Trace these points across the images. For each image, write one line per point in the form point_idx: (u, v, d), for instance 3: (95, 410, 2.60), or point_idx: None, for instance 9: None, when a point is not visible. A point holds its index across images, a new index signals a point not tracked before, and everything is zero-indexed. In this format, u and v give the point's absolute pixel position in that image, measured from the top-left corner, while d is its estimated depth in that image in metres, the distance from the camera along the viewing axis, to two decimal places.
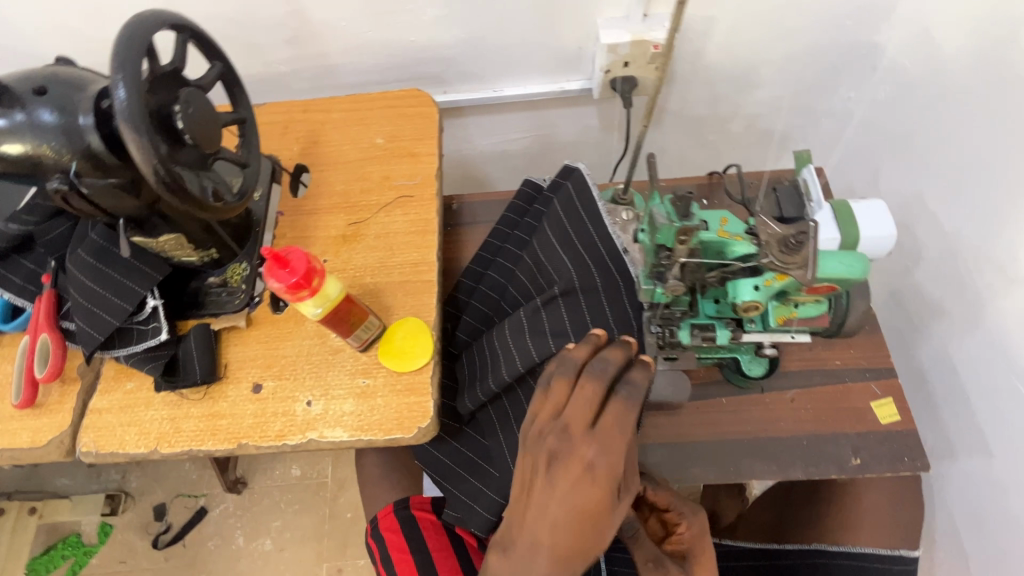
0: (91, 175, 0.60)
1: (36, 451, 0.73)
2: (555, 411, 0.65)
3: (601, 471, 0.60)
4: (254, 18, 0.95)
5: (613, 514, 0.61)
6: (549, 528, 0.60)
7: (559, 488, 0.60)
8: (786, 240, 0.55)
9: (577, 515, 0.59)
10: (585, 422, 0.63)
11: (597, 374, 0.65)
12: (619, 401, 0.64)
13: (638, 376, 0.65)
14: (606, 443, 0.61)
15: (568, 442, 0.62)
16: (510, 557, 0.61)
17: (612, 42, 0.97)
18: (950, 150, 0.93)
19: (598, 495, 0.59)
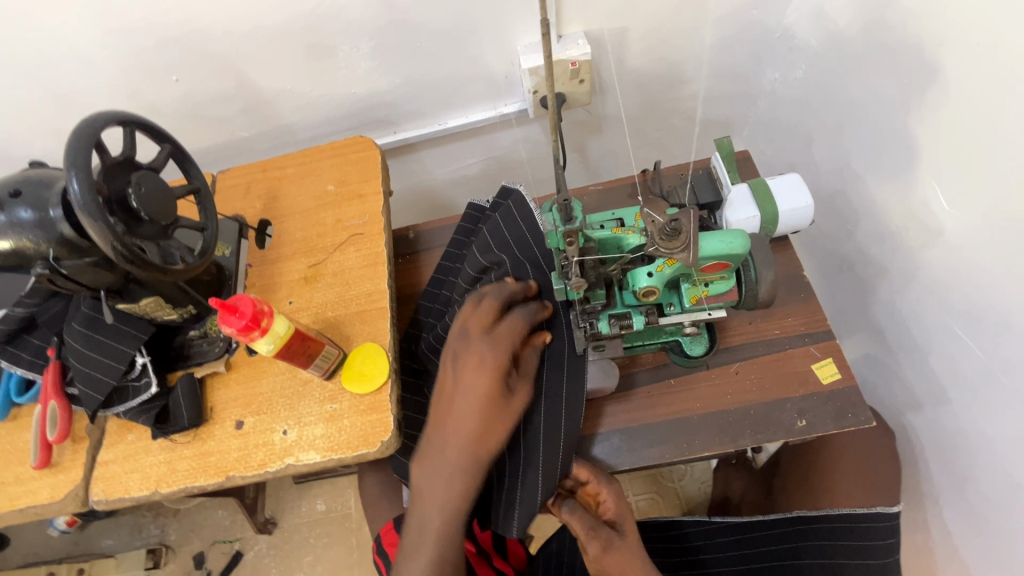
0: (67, 258, 0.70)
1: (56, 504, 0.82)
2: (470, 327, 0.74)
3: (491, 360, 0.71)
4: (209, 95, 1.05)
5: (506, 406, 0.72)
6: (457, 422, 0.70)
7: (461, 380, 0.71)
8: (665, 228, 0.61)
9: (478, 401, 0.69)
10: (482, 326, 0.74)
11: (494, 296, 0.78)
12: (513, 319, 0.76)
13: (528, 308, 0.78)
14: (498, 341, 0.73)
15: (466, 339, 0.73)
16: (427, 469, 0.70)
17: (532, 66, 1.04)
18: (861, 118, 0.96)
19: (490, 382, 0.70)
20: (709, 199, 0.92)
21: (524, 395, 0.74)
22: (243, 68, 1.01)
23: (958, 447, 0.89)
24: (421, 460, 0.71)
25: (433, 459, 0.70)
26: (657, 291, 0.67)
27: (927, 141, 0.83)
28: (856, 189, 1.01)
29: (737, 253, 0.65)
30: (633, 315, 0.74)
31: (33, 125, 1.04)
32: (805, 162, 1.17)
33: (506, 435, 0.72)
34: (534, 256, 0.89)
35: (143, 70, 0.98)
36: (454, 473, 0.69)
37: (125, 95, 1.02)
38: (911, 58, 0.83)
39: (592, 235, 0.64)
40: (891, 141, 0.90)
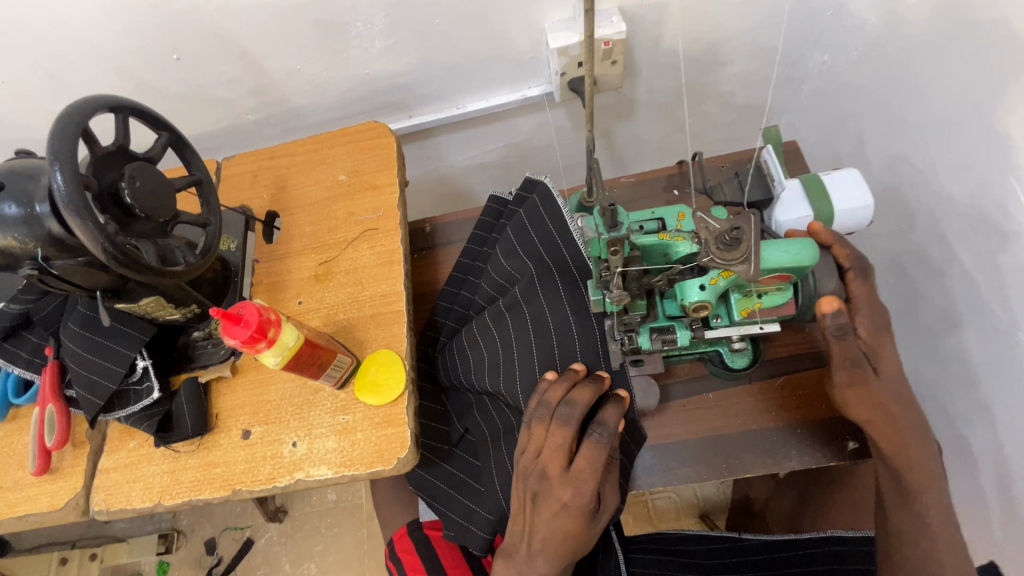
0: (57, 258, 0.64)
1: (56, 513, 0.78)
2: (546, 466, 0.69)
3: (576, 507, 0.68)
4: (212, 75, 0.98)
5: (591, 529, 0.70)
6: (542, 545, 0.69)
7: (541, 520, 0.69)
8: (722, 237, 0.55)
9: (558, 539, 0.68)
10: (558, 466, 0.68)
11: (563, 420, 0.69)
12: (591, 444, 0.68)
13: (610, 417, 0.69)
14: (579, 485, 0.68)
15: (546, 484, 0.69)
16: (515, 561, 0.71)
17: (561, 45, 0.95)
18: (927, 107, 0.87)
19: (575, 526, 0.68)
20: (759, 198, 0.84)
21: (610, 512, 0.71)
22: (248, 46, 0.94)
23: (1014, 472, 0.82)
24: (508, 557, 0.73)
25: (522, 551, 0.71)
26: (710, 305, 0.62)
27: (1007, 136, 0.74)
28: (916, 186, 0.92)
29: (800, 266, 0.61)
30: (674, 329, 0.72)
31: (26, 105, 0.97)
32: (854, 154, 1.08)
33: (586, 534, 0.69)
34: (562, 257, 0.81)
35: (141, 48, 0.91)
36: (535, 558, 0.69)
37: (123, 75, 0.95)
38: (996, 40, 0.73)
39: (636, 241, 0.60)
40: (962, 134, 0.81)
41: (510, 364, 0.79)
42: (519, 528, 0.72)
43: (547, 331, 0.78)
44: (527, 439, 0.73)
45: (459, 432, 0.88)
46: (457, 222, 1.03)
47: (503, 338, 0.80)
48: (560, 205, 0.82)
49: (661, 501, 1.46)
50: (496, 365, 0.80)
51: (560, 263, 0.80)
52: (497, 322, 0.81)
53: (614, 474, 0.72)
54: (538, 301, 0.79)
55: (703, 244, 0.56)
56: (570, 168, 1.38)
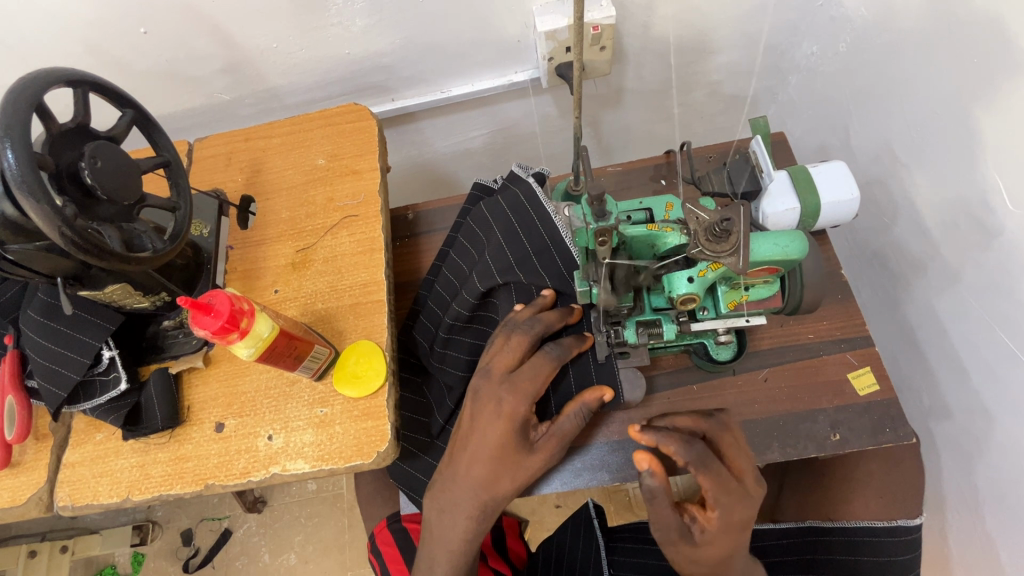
0: (15, 242, 0.60)
1: (17, 509, 0.74)
2: (495, 368, 0.72)
3: (506, 407, 0.68)
4: (182, 51, 0.93)
5: (521, 454, 0.69)
6: (468, 461, 0.69)
7: (478, 423, 0.70)
8: (712, 229, 0.54)
9: (484, 449, 0.69)
10: (506, 367, 0.71)
11: (524, 331, 0.73)
12: (540, 354, 0.72)
13: (567, 340, 0.73)
14: (516, 387, 0.69)
15: (488, 381, 0.71)
16: (438, 497, 0.72)
17: (549, 29, 0.92)
18: (913, 98, 0.87)
19: (501, 435, 0.68)
20: (749, 187, 0.84)
21: (546, 452, 0.69)
22: (221, 21, 0.89)
23: (986, 463, 0.83)
24: (434, 492, 0.72)
25: (446, 480, 0.71)
26: (697, 297, 0.62)
27: (993, 133, 0.74)
28: (899, 178, 0.92)
29: (789, 259, 0.61)
30: (662, 322, 0.71)
31: None
32: (839, 147, 1.08)
33: (512, 486, 0.69)
34: (526, 212, 0.82)
35: (106, 21, 0.86)
36: (458, 478, 0.70)
37: (83, 47, 0.90)
38: (984, 34, 0.73)
39: (623, 233, 0.60)
40: (949, 128, 0.81)
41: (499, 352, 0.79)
42: (452, 454, 0.73)
43: (512, 273, 0.80)
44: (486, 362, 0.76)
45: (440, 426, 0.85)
46: (438, 209, 1.00)
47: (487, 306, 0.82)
48: (531, 184, 0.84)
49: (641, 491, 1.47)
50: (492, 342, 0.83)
51: (546, 254, 0.80)
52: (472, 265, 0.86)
53: (569, 418, 0.70)
54: (504, 253, 0.81)
55: (692, 236, 0.55)
56: (556, 156, 1.36)
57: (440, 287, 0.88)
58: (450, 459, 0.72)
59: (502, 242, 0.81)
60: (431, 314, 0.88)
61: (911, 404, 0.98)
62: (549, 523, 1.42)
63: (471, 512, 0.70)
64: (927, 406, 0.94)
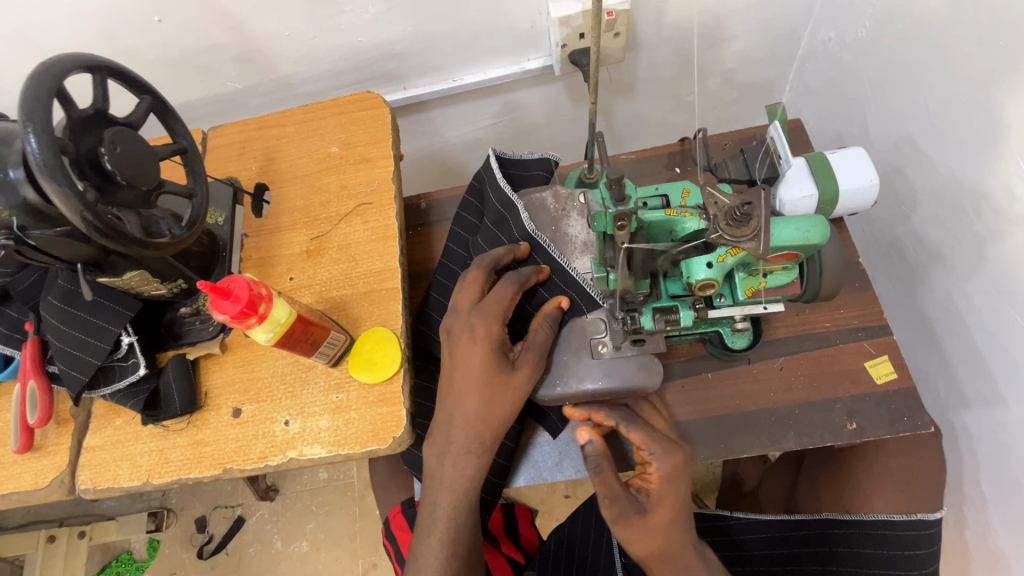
0: (37, 228, 0.61)
1: (40, 492, 0.76)
2: (459, 303, 0.72)
3: (481, 332, 0.68)
4: (196, 39, 0.93)
5: (506, 376, 0.68)
6: (457, 395, 0.68)
7: (458, 358, 0.69)
8: (732, 213, 0.53)
9: (470, 379, 0.68)
10: (471, 302, 0.71)
11: (478, 266, 0.74)
12: (502, 283, 0.72)
13: (524, 268, 0.74)
14: (486, 313, 0.69)
15: (458, 318, 0.71)
16: (436, 441, 0.70)
17: (563, 15, 0.91)
18: (934, 83, 0.85)
19: (482, 360, 0.68)
20: (766, 174, 0.83)
21: (529, 366, 0.69)
22: (234, 8, 0.89)
23: (1006, 454, 0.81)
24: (432, 443, 0.70)
25: (439, 423, 0.70)
26: (716, 283, 0.61)
27: (1016, 116, 0.72)
28: (918, 164, 0.90)
29: (810, 245, 0.60)
30: (679, 308, 0.70)
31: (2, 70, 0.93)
32: (857, 133, 1.06)
33: (510, 410, 0.68)
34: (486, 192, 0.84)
35: (120, 9, 0.86)
36: (453, 416, 0.68)
37: (98, 35, 0.90)
38: (1011, 15, 0.71)
39: (642, 217, 0.59)
40: (970, 114, 0.79)
41: None
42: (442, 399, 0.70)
43: None
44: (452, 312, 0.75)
45: None
46: (450, 198, 1.00)
47: None
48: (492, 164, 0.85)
49: None
50: None
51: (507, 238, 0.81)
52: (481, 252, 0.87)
53: (541, 336, 0.72)
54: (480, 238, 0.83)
55: (711, 221, 0.55)
56: (568, 146, 1.35)
57: (440, 276, 0.88)
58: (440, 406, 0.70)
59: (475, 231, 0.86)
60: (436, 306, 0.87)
61: (928, 395, 0.97)
62: (560, 512, 1.43)
63: (475, 456, 0.68)
64: (944, 397, 0.93)
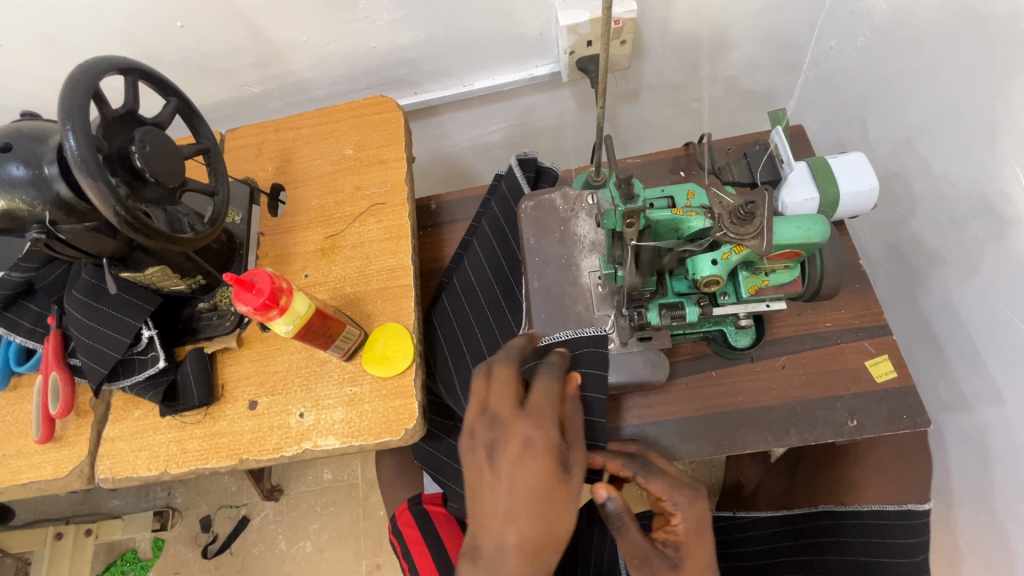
0: (67, 223, 0.64)
1: (60, 481, 0.78)
2: (500, 408, 0.62)
3: (540, 441, 0.59)
4: (216, 44, 0.96)
5: (567, 487, 0.59)
6: (510, 510, 0.58)
7: (511, 471, 0.58)
8: (737, 212, 0.55)
9: (526, 495, 0.57)
10: (512, 405, 0.61)
11: (504, 361, 0.66)
12: (540, 379, 0.64)
13: (554, 358, 0.67)
14: (539, 418, 0.60)
15: (500, 428, 0.61)
16: (482, 559, 0.58)
17: (572, 23, 0.94)
18: (932, 91, 0.88)
19: (544, 473, 0.58)
20: (768, 178, 0.85)
21: (586, 471, 0.61)
22: (253, 14, 0.92)
23: (1002, 453, 0.83)
24: (473, 558, 0.59)
25: (487, 540, 0.58)
26: (720, 279, 0.63)
27: (1011, 123, 0.75)
28: (918, 169, 0.92)
29: (811, 243, 0.62)
30: (685, 305, 0.71)
31: (28, 73, 0.96)
32: (857, 140, 1.08)
33: (571, 522, 0.59)
34: (506, 201, 0.91)
35: (144, 15, 0.89)
36: (506, 532, 0.57)
37: (122, 40, 0.93)
38: (1006, 25, 0.74)
39: (650, 216, 0.61)
40: (967, 121, 0.82)
41: (469, 330, 0.87)
42: (480, 514, 0.60)
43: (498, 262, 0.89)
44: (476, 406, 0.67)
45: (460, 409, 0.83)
46: (459, 200, 1.02)
47: (464, 282, 0.89)
48: (515, 174, 0.91)
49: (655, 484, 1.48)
50: (471, 328, 0.87)
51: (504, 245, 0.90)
52: (498, 252, 0.90)
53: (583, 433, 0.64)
54: (476, 242, 0.91)
55: (716, 220, 0.57)
56: (573, 152, 1.38)
57: (460, 274, 0.90)
58: (480, 518, 0.60)
59: (480, 233, 0.92)
60: (453, 298, 0.89)
61: (928, 397, 0.98)
62: None
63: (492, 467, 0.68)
64: (943, 398, 0.95)
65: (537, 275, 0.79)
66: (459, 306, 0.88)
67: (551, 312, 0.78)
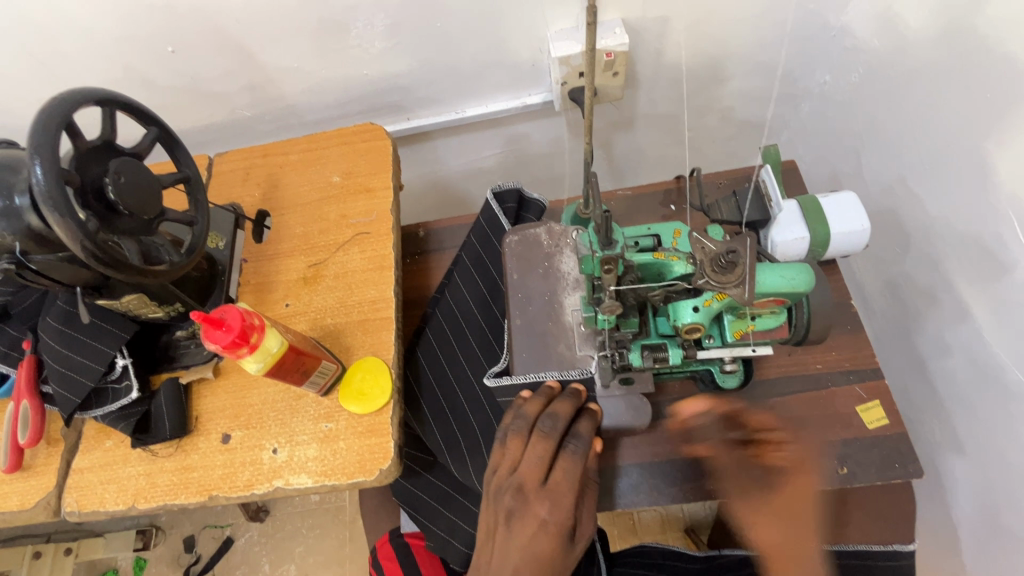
0: (38, 252, 0.63)
1: (26, 513, 0.76)
2: (525, 478, 0.66)
3: (551, 521, 0.63)
4: (208, 69, 0.96)
5: (566, 557, 0.64)
6: (510, 573, 0.62)
7: (522, 540, 0.63)
8: (718, 261, 0.54)
9: (529, 564, 0.61)
10: (537, 477, 0.66)
11: (546, 432, 0.68)
12: (567, 457, 0.67)
13: (584, 429, 0.69)
14: (557, 498, 0.65)
15: (523, 499, 0.65)
16: None
17: (563, 54, 0.94)
18: (925, 130, 0.87)
19: (551, 548, 0.62)
20: (759, 216, 0.84)
21: (586, 541, 0.66)
22: (245, 41, 0.92)
23: (997, 503, 0.81)
24: None
25: None
26: (702, 327, 0.63)
27: (1003, 169, 0.74)
28: (910, 208, 0.91)
29: (796, 291, 0.61)
30: (668, 346, 0.70)
31: (19, 94, 0.96)
32: (852, 174, 1.07)
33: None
34: (486, 234, 0.91)
35: (134, 39, 0.89)
36: None
37: (114, 64, 0.93)
38: (996, 70, 0.73)
39: (631, 259, 0.60)
40: (959, 163, 0.81)
41: (454, 367, 0.84)
42: (486, 560, 0.65)
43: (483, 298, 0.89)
44: (500, 457, 0.70)
45: (437, 445, 0.79)
46: (448, 229, 1.01)
47: (447, 317, 0.87)
48: (494, 209, 0.91)
49: (645, 516, 1.44)
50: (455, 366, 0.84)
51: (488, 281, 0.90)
52: (481, 286, 0.89)
53: (591, 499, 0.69)
54: (460, 277, 0.90)
55: (698, 267, 0.56)
56: (568, 178, 1.37)
57: (444, 307, 0.88)
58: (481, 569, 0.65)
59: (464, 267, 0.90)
60: (436, 328, 0.87)
61: (922, 439, 0.96)
62: None
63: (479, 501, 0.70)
64: (937, 441, 0.92)
65: (519, 312, 0.78)
66: (443, 343, 0.86)
67: (532, 350, 0.76)
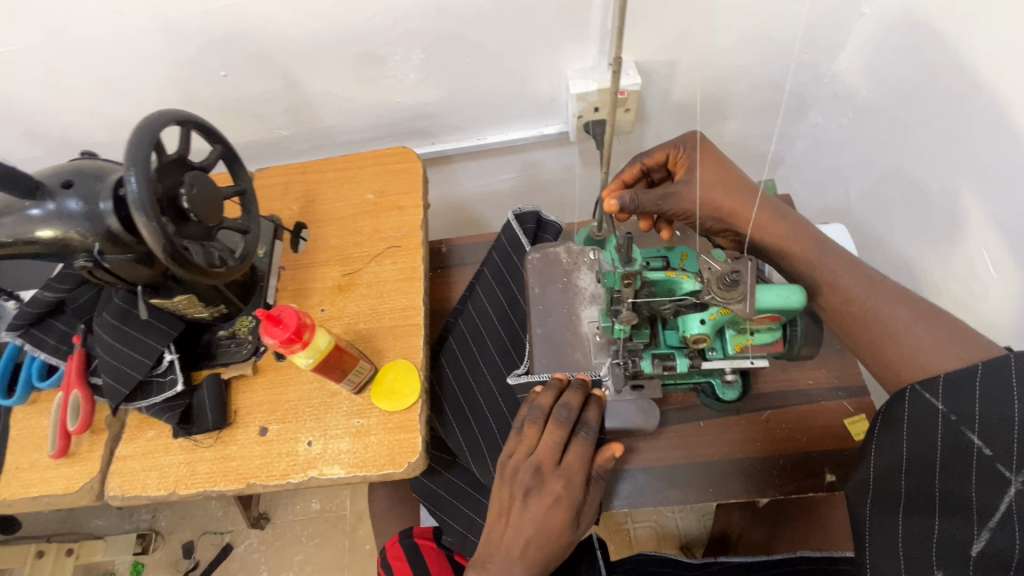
0: (112, 253, 0.69)
1: (70, 497, 0.81)
2: (539, 461, 0.72)
3: (562, 499, 0.70)
4: (254, 92, 1.05)
5: (571, 532, 0.71)
6: (522, 546, 0.69)
7: (536, 516, 0.70)
8: (723, 277, 0.62)
9: (539, 537, 0.69)
10: (551, 460, 0.72)
11: (561, 421, 0.73)
12: (579, 443, 0.73)
13: (594, 417, 0.74)
14: (567, 479, 0.71)
15: (539, 479, 0.72)
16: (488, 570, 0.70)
17: (580, 91, 1.04)
18: (907, 171, 0.96)
19: (561, 524, 0.70)
20: None
21: (589, 519, 0.73)
22: (292, 69, 1.01)
23: None
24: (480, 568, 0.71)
25: (496, 559, 0.70)
26: (708, 338, 0.70)
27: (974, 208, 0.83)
28: (895, 241, 1.00)
29: (791, 308, 0.68)
30: (675, 356, 0.77)
31: (77, 109, 1.04)
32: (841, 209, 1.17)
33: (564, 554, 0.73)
34: (507, 252, 0.99)
35: (191, 64, 0.98)
36: (513, 563, 0.69)
37: (169, 85, 1.01)
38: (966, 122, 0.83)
39: (646, 276, 0.68)
40: (937, 202, 0.90)
41: (475, 373, 0.91)
42: (498, 534, 0.72)
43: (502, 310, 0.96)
44: (517, 443, 0.76)
45: (459, 446, 0.87)
46: (468, 246, 1.09)
47: (469, 328, 0.94)
48: (515, 229, 0.99)
49: (641, 531, 1.48)
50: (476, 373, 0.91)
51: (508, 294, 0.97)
52: (501, 299, 0.96)
53: (597, 486, 0.75)
54: (482, 290, 0.97)
55: (706, 283, 0.63)
56: (576, 203, 1.46)
57: (466, 317, 0.95)
58: (495, 540, 0.72)
59: (486, 282, 0.98)
60: (458, 336, 0.94)
61: None
62: None
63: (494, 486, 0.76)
64: None
65: (540, 322, 0.85)
66: (465, 350, 0.93)
67: (551, 357, 0.83)
